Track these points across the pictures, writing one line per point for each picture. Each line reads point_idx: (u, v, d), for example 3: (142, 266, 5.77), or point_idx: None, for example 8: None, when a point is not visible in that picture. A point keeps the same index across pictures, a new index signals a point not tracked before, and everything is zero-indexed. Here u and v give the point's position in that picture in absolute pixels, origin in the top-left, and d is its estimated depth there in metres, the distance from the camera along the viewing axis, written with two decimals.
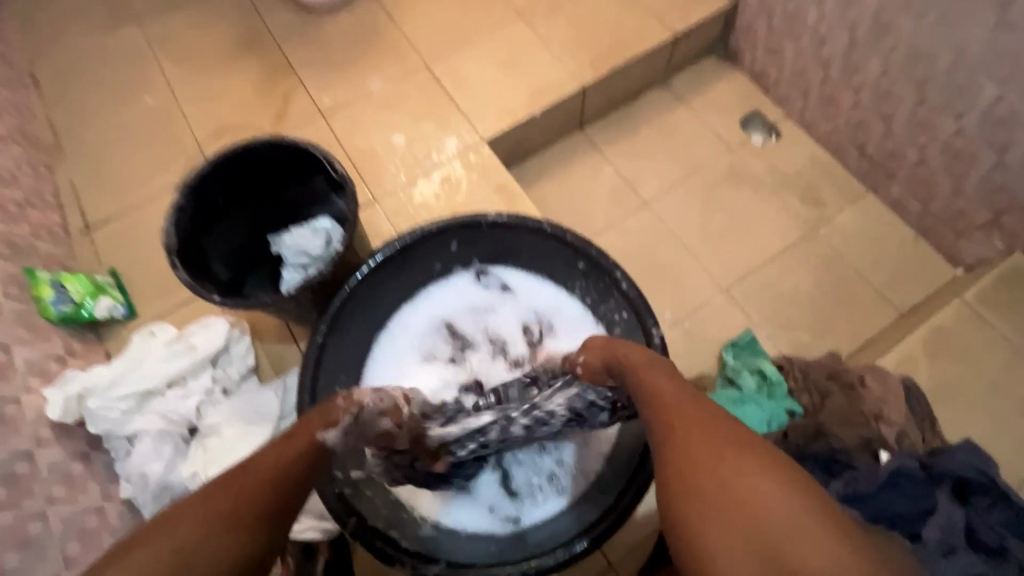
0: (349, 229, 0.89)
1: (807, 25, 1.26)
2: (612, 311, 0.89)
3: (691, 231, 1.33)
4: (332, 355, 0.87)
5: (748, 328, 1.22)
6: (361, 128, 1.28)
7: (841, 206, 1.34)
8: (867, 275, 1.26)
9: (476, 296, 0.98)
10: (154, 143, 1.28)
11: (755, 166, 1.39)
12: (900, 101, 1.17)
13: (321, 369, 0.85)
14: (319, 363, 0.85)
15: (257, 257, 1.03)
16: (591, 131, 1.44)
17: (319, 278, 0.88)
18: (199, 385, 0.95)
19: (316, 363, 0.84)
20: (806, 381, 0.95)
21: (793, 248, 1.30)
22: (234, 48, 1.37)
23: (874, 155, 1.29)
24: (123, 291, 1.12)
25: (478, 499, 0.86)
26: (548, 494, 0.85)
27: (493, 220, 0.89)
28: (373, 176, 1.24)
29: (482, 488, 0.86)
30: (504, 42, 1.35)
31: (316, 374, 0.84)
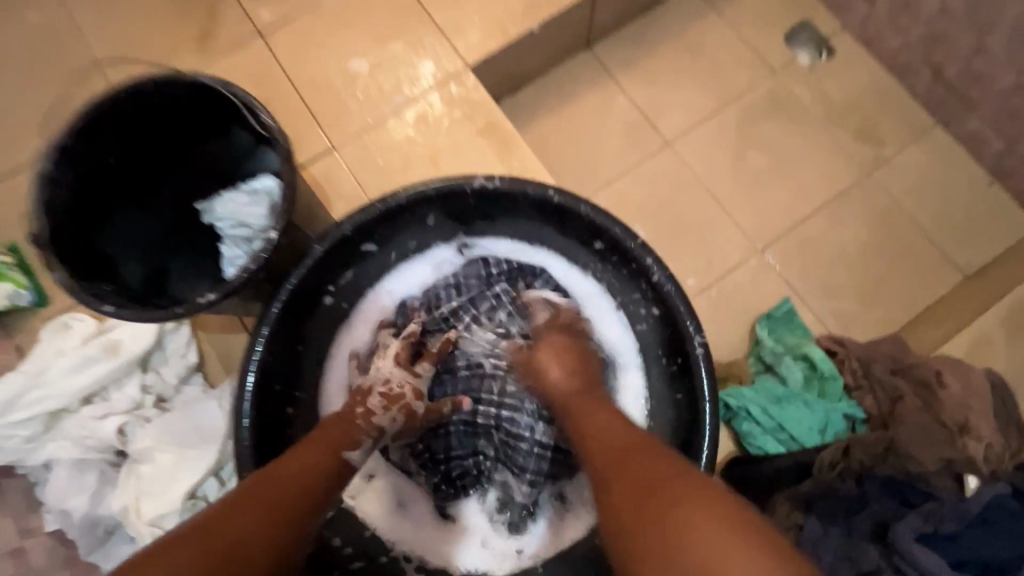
0: (286, 204, 0.64)
1: None
2: (634, 303, 0.70)
3: (722, 178, 1.10)
4: (277, 373, 0.65)
5: (787, 296, 1.04)
6: (310, 51, 1.01)
7: (903, 143, 1.11)
8: (930, 230, 1.06)
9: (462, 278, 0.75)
10: (45, 75, 1.00)
11: (802, 93, 1.14)
12: (1005, 6, 0.91)
13: (263, 393, 0.64)
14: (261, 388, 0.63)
15: (180, 242, 0.80)
16: (601, 50, 1.16)
17: (245, 274, 0.62)
18: (124, 396, 0.76)
19: (255, 388, 0.62)
20: (868, 377, 0.78)
21: (844, 196, 1.09)
22: None
23: (953, 78, 1.04)
24: (27, 271, 0.90)
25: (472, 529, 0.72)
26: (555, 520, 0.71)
27: (482, 187, 0.68)
28: (330, 116, 0.98)
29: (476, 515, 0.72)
30: None
31: (257, 403, 0.63)
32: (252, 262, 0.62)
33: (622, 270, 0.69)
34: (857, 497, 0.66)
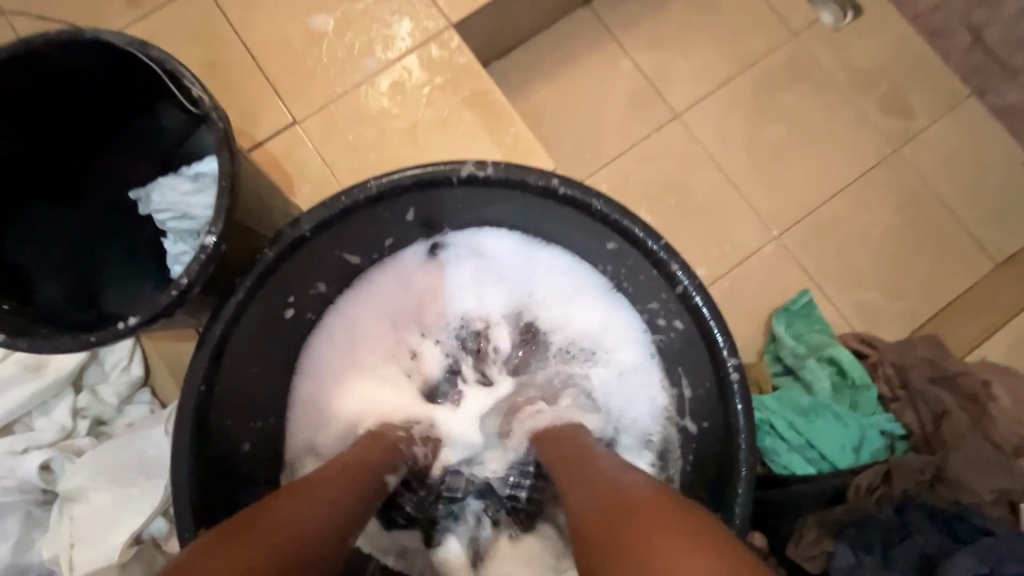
0: (224, 199, 0.51)
1: None
2: (652, 312, 0.61)
3: (737, 153, 0.99)
4: (226, 402, 0.54)
5: (805, 288, 0.94)
6: (264, 4, 0.85)
7: (934, 116, 1.00)
8: (959, 213, 0.98)
9: (420, 288, 0.66)
10: None
11: (826, 58, 1.02)
12: None
13: (211, 431, 0.53)
14: (207, 426, 0.52)
15: (101, 235, 0.66)
16: (602, 7, 1.02)
17: (180, 291, 0.50)
18: (52, 423, 0.65)
19: (198, 431, 0.51)
20: (905, 389, 0.70)
21: (870, 175, 0.99)
22: None
23: (994, 43, 0.94)
24: None
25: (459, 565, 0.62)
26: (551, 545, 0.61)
27: (471, 176, 0.56)
28: (288, 83, 0.84)
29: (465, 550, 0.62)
30: None
31: (203, 446, 0.52)
32: (188, 274, 0.50)
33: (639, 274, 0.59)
34: (900, 528, 0.58)
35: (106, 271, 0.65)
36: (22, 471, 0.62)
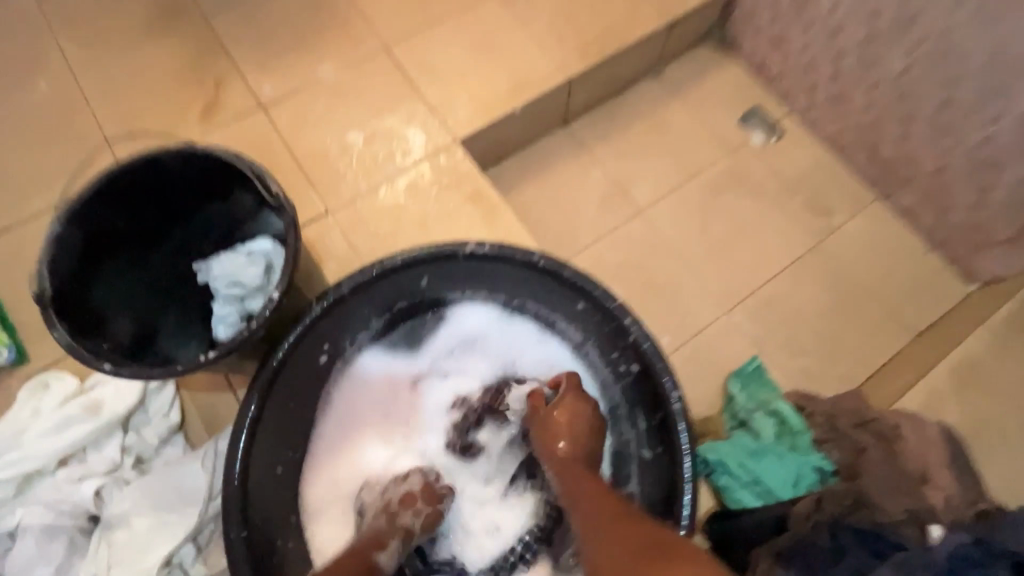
0: (286, 270, 0.68)
1: (821, 13, 1.12)
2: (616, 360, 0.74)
3: (690, 242, 1.19)
4: (267, 427, 0.68)
5: (755, 354, 1.10)
6: (309, 124, 1.08)
7: (850, 215, 1.22)
8: (879, 293, 1.16)
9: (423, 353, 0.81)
10: (51, 140, 1.04)
11: (757, 169, 1.26)
12: (923, 102, 1.05)
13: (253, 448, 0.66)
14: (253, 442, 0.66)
15: (172, 292, 0.81)
16: (577, 127, 1.27)
17: (246, 338, 0.67)
18: (101, 458, 0.75)
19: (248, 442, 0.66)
20: (835, 430, 0.82)
21: (800, 262, 1.18)
22: (151, 23, 1.13)
23: (887, 160, 1.17)
24: (7, 329, 0.90)
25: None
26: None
27: (473, 253, 0.73)
28: (323, 182, 1.04)
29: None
30: (477, 23, 1.16)
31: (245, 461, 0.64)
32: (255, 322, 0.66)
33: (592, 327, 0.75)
34: (834, 548, 0.69)
35: (164, 323, 0.80)
36: (79, 497, 0.71)
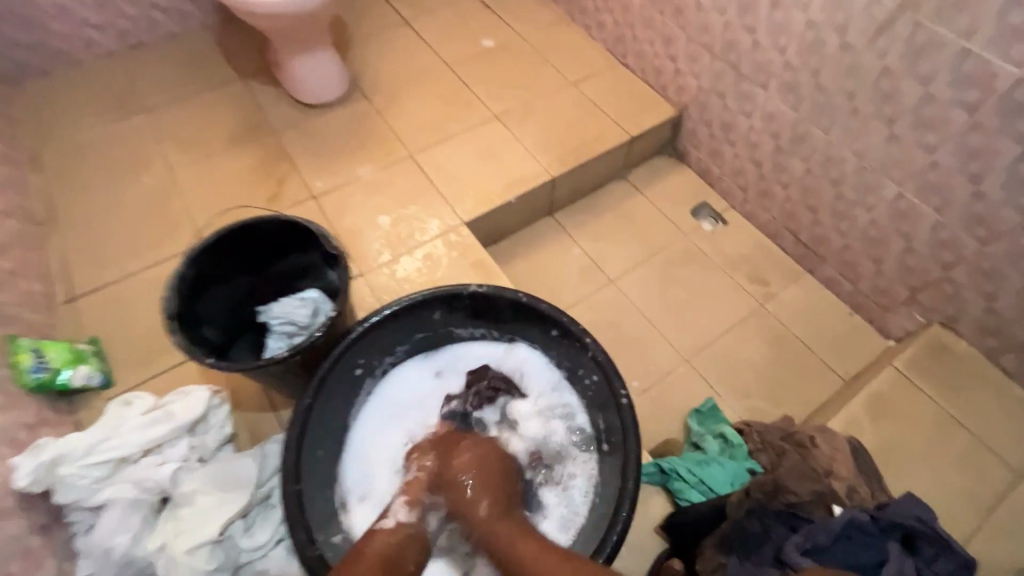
0: (341, 300, 0.96)
1: (740, 133, 1.47)
2: (579, 372, 0.96)
3: (653, 306, 1.45)
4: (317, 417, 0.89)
5: (710, 396, 1.31)
6: (349, 210, 1.39)
7: (784, 284, 1.49)
8: (813, 347, 1.39)
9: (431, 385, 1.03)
10: (149, 219, 1.35)
11: (706, 248, 1.55)
12: (822, 196, 1.35)
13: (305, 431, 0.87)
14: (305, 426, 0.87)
15: (243, 321, 1.08)
16: (560, 216, 1.59)
17: (309, 343, 0.92)
18: (175, 452, 0.93)
19: (302, 424, 0.86)
20: (763, 442, 1.04)
21: (745, 321, 1.43)
22: (234, 137, 1.50)
23: (806, 241, 1.46)
24: (102, 359, 1.12)
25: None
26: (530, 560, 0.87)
27: (474, 292, 0.97)
28: (358, 253, 1.33)
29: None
30: (481, 139, 1.53)
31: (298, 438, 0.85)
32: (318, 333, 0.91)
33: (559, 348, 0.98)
34: (760, 531, 0.85)
35: (234, 345, 1.06)
36: (160, 477, 0.90)
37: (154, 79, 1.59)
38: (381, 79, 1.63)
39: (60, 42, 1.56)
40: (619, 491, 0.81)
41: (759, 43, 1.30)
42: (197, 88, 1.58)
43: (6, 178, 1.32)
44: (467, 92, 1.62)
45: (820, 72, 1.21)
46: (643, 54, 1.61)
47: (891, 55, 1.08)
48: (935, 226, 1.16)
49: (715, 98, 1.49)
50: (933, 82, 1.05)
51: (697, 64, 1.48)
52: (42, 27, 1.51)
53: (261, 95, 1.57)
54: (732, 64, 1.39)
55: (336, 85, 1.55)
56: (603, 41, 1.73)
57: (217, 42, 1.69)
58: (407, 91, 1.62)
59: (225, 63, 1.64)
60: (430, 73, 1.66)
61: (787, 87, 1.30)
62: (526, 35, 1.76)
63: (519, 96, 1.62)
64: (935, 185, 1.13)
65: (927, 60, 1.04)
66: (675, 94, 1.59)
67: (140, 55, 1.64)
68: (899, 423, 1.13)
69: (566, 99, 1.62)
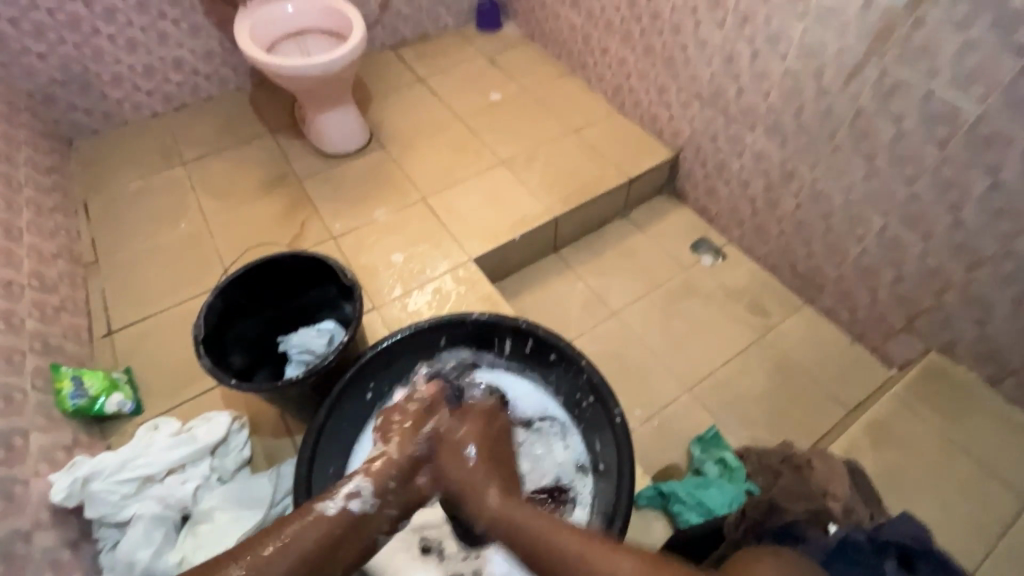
0: (355, 328, 1.03)
1: (733, 172, 1.56)
2: (574, 394, 1.01)
3: (655, 337, 1.49)
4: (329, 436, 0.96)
5: (713, 424, 1.33)
6: (366, 248, 1.50)
7: (784, 315, 1.52)
8: (815, 375, 1.41)
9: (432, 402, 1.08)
10: (183, 259, 1.47)
11: (706, 281, 1.60)
12: (813, 228, 1.41)
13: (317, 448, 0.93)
14: (317, 444, 0.93)
15: (264, 350, 1.16)
16: (564, 253, 1.67)
17: (324, 366, 0.98)
18: (198, 471, 1.01)
19: (315, 441, 0.93)
20: (762, 465, 1.07)
21: (747, 350, 1.46)
22: (263, 185, 1.64)
23: (803, 273, 1.50)
24: (134, 387, 1.21)
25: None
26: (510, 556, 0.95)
27: (477, 319, 1.05)
28: (373, 288, 1.42)
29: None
30: (489, 183, 1.65)
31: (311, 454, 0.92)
32: (331, 357, 0.98)
33: (561, 372, 1.03)
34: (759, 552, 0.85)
35: (255, 372, 1.14)
36: (182, 494, 0.97)
37: (195, 135, 1.77)
38: (398, 131, 1.78)
39: (113, 105, 1.74)
40: (613, 509, 0.85)
41: (743, 90, 1.41)
42: (232, 142, 1.75)
43: (59, 224, 1.46)
44: (476, 140, 1.76)
45: (801, 115, 1.30)
46: (639, 102, 1.74)
47: (864, 98, 1.17)
48: (922, 255, 1.21)
49: (707, 140, 1.58)
50: (904, 120, 1.12)
51: (689, 111, 1.59)
52: (100, 92, 1.70)
53: (288, 147, 1.73)
54: (720, 109, 1.49)
55: (357, 136, 1.70)
56: (602, 92, 1.86)
57: (251, 101, 1.87)
58: (421, 141, 1.75)
59: (258, 119, 1.81)
60: (442, 124, 1.80)
61: (772, 129, 1.38)
62: (531, 89, 1.91)
63: (524, 143, 1.75)
64: (918, 215, 1.18)
65: (896, 101, 1.12)
66: (670, 138, 1.70)
67: (182, 115, 1.82)
68: (899, 447, 1.15)
69: (568, 145, 1.74)
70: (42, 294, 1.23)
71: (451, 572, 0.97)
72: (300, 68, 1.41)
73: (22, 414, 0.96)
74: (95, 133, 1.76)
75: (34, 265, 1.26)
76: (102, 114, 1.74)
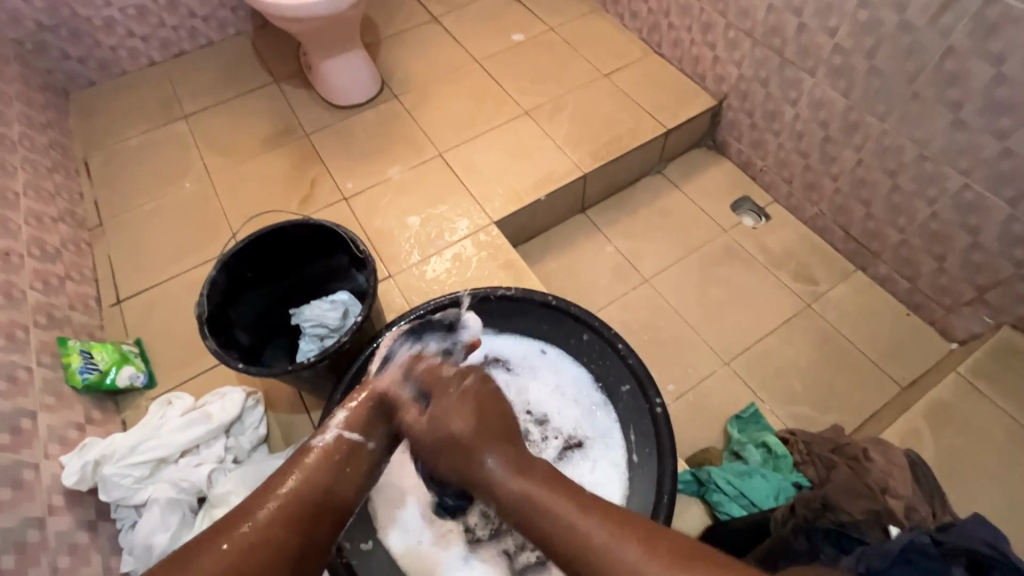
0: (369, 303, 0.95)
1: (785, 121, 1.38)
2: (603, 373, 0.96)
3: (691, 307, 1.38)
4: None
5: (752, 401, 1.25)
6: (380, 211, 1.39)
7: (833, 282, 1.39)
8: (865, 349, 1.30)
9: None
10: (189, 222, 1.39)
11: (749, 245, 1.46)
12: (877, 187, 1.25)
13: None
14: None
15: (275, 325, 1.10)
16: (592, 214, 1.54)
17: (337, 348, 0.91)
18: (212, 453, 0.98)
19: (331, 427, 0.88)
20: (811, 455, 1.02)
21: (791, 322, 1.35)
22: (269, 140, 1.52)
23: (858, 236, 1.36)
24: (146, 360, 1.16)
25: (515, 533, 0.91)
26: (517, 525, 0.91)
27: (502, 294, 0.98)
28: (389, 254, 1.33)
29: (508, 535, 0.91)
30: (511, 136, 1.50)
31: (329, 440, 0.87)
32: (346, 336, 0.92)
33: (595, 352, 0.96)
34: (808, 550, 0.82)
35: (267, 347, 1.08)
36: (196, 478, 0.95)
37: (195, 86, 1.64)
38: (411, 78, 1.63)
39: (108, 54, 1.62)
40: (654, 501, 0.82)
41: (806, 25, 1.21)
42: (235, 93, 1.62)
43: (59, 185, 1.38)
44: (496, 88, 1.60)
45: (875, 55, 1.12)
46: (679, 42, 1.54)
47: (957, 34, 0.98)
48: (1007, 220, 1.06)
49: (757, 86, 1.40)
50: (1006, 61, 0.95)
51: (738, 51, 1.40)
52: (92, 39, 1.57)
53: (294, 98, 1.60)
54: (775, 49, 1.31)
55: (367, 85, 1.56)
56: (637, 31, 1.67)
57: (254, 47, 1.72)
58: (436, 88, 1.60)
59: (261, 67, 1.67)
60: (460, 70, 1.64)
61: (837, 72, 1.20)
62: (557, 28, 1.72)
63: (549, 90, 1.58)
64: (1009, 174, 1.02)
65: (999, 38, 0.94)
66: (713, 83, 1.52)
67: (182, 64, 1.69)
68: (962, 434, 1.05)
69: (598, 92, 1.57)
70: (44, 263, 1.16)
71: (508, 549, 0.90)
72: (300, 8, 1.25)
73: (28, 394, 0.92)
74: (91, 84, 1.64)
75: (33, 232, 1.19)
76: (95, 63, 1.62)
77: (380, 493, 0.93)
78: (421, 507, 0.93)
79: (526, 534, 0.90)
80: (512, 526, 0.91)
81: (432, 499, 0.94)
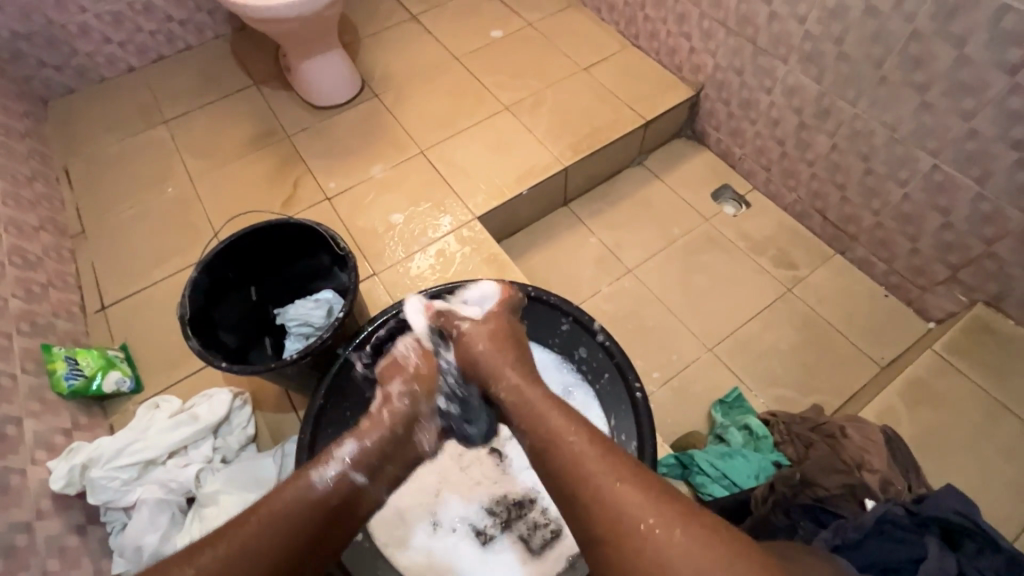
0: (351, 299, 0.96)
1: (761, 109, 1.40)
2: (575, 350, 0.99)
3: (674, 295, 1.40)
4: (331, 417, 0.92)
5: (736, 386, 1.27)
6: (363, 209, 1.40)
7: (813, 267, 1.41)
8: (845, 331, 1.32)
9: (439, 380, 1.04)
10: (173, 226, 1.39)
11: (729, 232, 1.48)
12: (851, 171, 1.28)
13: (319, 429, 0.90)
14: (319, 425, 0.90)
15: (259, 325, 1.11)
16: (575, 207, 1.55)
17: (320, 345, 0.93)
18: (199, 453, 0.99)
19: (315, 422, 0.89)
20: (790, 434, 1.05)
21: (772, 307, 1.37)
22: (250, 143, 1.52)
23: (835, 220, 1.38)
24: (132, 364, 1.16)
25: (525, 519, 0.93)
26: (525, 512, 0.93)
27: None
28: (373, 251, 1.33)
29: (518, 524, 0.93)
30: (492, 132, 1.51)
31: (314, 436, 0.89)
32: (328, 332, 0.93)
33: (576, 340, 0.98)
34: (788, 526, 0.86)
35: (254, 347, 1.09)
36: (183, 478, 0.95)
37: (174, 90, 1.64)
38: (392, 77, 1.63)
39: (85, 60, 1.61)
40: None
41: (777, 14, 1.23)
42: (215, 97, 1.62)
43: (39, 193, 1.37)
44: (476, 84, 1.61)
45: (844, 40, 1.14)
46: (657, 33, 1.56)
47: (921, 18, 1.01)
48: (976, 198, 1.08)
49: (732, 75, 1.42)
50: (968, 43, 0.97)
51: (712, 41, 1.42)
52: (68, 46, 1.56)
53: (275, 100, 1.60)
54: (749, 38, 1.33)
55: (347, 85, 1.56)
56: (614, 24, 1.68)
57: (233, 50, 1.72)
58: (415, 87, 1.61)
59: (241, 70, 1.67)
60: (439, 68, 1.65)
61: (808, 58, 1.22)
62: (535, 23, 1.73)
63: (529, 85, 1.59)
64: (975, 154, 1.04)
65: (961, 20, 0.96)
66: (690, 74, 1.54)
67: (160, 68, 1.69)
68: (939, 411, 1.08)
69: (577, 85, 1.58)
70: (26, 272, 1.16)
71: (523, 534, 0.92)
72: (274, 10, 1.25)
73: (13, 401, 0.92)
74: (70, 92, 1.64)
75: (14, 240, 1.19)
76: (73, 70, 1.61)
77: (383, 514, 0.93)
78: (426, 521, 0.93)
79: (534, 513, 0.93)
80: (519, 512, 0.94)
81: (433, 511, 0.94)
